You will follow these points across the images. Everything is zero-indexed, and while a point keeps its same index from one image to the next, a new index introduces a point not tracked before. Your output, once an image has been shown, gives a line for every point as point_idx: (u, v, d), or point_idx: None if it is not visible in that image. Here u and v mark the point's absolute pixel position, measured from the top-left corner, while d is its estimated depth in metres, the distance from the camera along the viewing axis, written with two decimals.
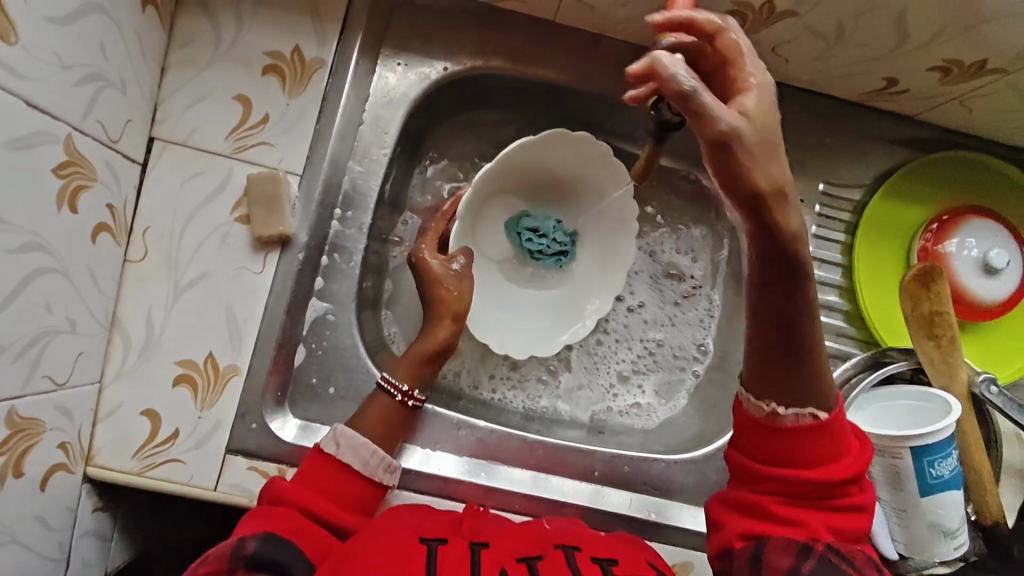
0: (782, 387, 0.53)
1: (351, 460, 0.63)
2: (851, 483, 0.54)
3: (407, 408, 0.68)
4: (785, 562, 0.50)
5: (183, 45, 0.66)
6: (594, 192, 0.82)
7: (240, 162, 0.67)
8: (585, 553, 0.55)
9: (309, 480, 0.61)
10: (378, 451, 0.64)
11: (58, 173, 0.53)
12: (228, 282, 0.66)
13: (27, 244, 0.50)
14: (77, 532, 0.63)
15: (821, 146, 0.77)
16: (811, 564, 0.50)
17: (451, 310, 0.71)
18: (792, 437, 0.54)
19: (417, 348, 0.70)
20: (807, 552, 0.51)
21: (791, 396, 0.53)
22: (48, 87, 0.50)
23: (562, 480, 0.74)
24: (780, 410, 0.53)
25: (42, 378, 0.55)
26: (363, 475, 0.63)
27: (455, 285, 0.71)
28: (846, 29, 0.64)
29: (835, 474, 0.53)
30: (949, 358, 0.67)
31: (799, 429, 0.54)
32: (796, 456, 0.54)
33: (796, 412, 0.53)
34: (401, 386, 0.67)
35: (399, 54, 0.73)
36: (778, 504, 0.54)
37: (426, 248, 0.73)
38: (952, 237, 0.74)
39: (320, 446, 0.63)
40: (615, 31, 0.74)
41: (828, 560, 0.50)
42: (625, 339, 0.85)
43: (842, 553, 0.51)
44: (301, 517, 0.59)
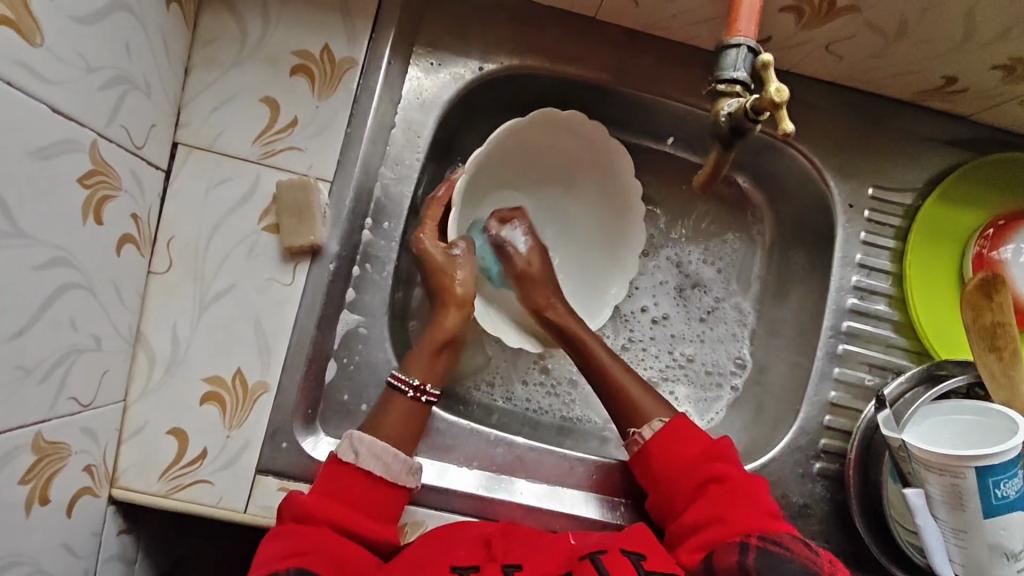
0: (630, 418, 0.67)
1: (374, 467, 0.60)
2: (720, 462, 0.62)
3: (421, 404, 0.65)
4: (729, 561, 0.54)
5: (208, 44, 0.63)
6: (599, 178, 0.78)
7: (267, 169, 0.63)
8: (613, 553, 0.53)
9: (332, 493, 0.59)
10: (400, 455, 0.61)
11: (84, 183, 0.50)
12: (257, 294, 0.63)
13: (53, 259, 0.47)
14: (101, 557, 0.60)
15: (870, 146, 0.74)
16: (752, 557, 0.53)
17: (456, 299, 0.69)
18: (658, 453, 0.64)
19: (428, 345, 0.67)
20: (745, 547, 0.55)
21: (636, 420, 0.67)
22: (73, 92, 0.47)
23: (598, 500, 0.71)
24: (638, 431, 0.66)
25: (68, 399, 0.52)
26: (386, 480, 0.60)
27: (467, 273, 0.69)
28: (909, 25, 0.61)
29: (699, 459, 0.62)
30: (1012, 372, 0.63)
31: (657, 444, 0.64)
32: (670, 463, 0.63)
33: (648, 426, 0.66)
34: (412, 381, 0.65)
35: (432, 53, 0.70)
36: (693, 512, 0.60)
37: (427, 236, 0.69)
38: (1008, 243, 0.72)
39: (338, 455, 0.60)
40: (659, 29, 0.70)
41: (763, 551, 0.54)
42: (652, 348, 0.80)
43: (773, 539, 0.55)
44: (332, 534, 0.57)
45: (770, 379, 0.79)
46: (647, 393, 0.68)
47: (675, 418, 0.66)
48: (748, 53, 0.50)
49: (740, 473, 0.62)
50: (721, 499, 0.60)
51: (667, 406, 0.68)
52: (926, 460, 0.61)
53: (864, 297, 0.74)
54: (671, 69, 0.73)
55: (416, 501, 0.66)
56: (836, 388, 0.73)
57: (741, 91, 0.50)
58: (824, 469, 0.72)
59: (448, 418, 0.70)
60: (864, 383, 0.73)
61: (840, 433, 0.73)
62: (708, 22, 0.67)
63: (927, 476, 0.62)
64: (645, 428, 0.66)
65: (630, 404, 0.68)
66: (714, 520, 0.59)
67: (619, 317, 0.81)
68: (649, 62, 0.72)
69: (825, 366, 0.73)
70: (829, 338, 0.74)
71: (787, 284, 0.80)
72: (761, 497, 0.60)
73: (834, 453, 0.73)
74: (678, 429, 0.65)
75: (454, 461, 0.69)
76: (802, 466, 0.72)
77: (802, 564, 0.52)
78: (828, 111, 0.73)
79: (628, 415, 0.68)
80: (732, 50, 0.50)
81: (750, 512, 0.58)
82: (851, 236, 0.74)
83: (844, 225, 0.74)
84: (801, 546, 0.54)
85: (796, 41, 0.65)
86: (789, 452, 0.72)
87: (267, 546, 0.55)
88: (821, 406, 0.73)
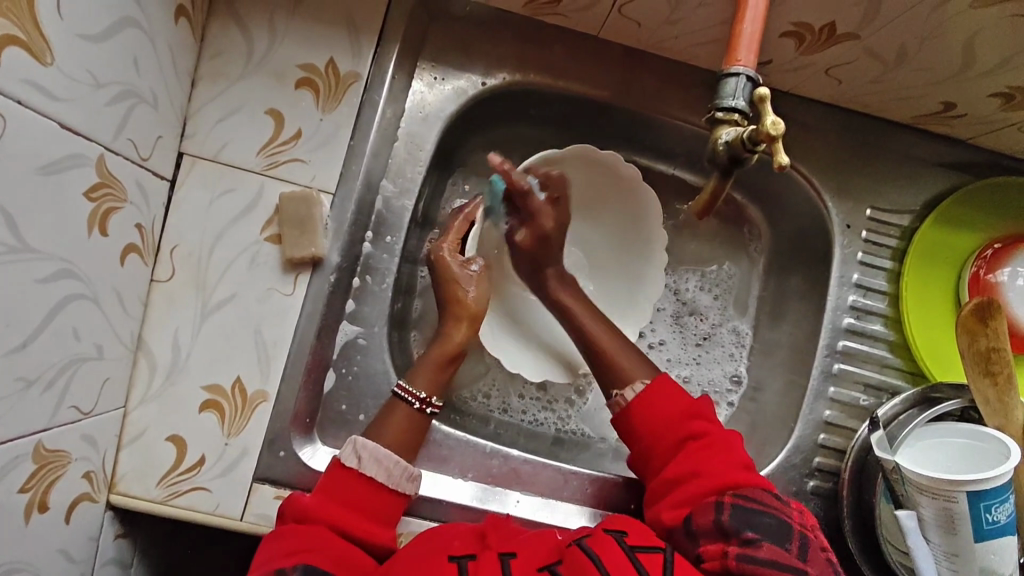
0: (614, 380, 0.67)
1: (375, 472, 0.61)
2: (700, 420, 0.62)
3: (425, 415, 0.66)
4: (707, 521, 0.55)
5: (215, 56, 0.64)
6: (621, 211, 0.79)
7: (271, 180, 0.64)
8: (596, 534, 0.53)
9: (333, 495, 0.60)
10: (401, 462, 0.62)
11: (90, 196, 0.51)
12: (258, 304, 0.64)
13: (58, 272, 0.48)
14: (99, 560, 0.60)
15: (870, 168, 0.74)
16: (728, 515, 0.54)
17: (468, 313, 0.69)
18: (639, 411, 0.63)
19: (432, 358, 0.68)
20: (721, 505, 0.55)
21: (620, 382, 0.66)
22: (82, 108, 0.48)
23: (594, 514, 0.71)
24: (621, 392, 0.65)
25: (69, 408, 0.52)
26: (390, 488, 0.61)
27: (477, 288, 0.70)
28: (909, 52, 0.62)
29: (680, 417, 0.62)
30: (1006, 397, 0.64)
31: (640, 401, 0.64)
32: (650, 422, 0.63)
33: (631, 388, 0.65)
34: (420, 394, 0.65)
35: (436, 67, 0.71)
36: (671, 468, 0.60)
37: (447, 246, 0.70)
38: (1005, 265, 0.72)
39: (341, 460, 0.61)
40: (662, 49, 0.71)
41: (738, 507, 0.54)
42: None
43: (746, 494, 0.56)
44: (332, 535, 0.57)
45: (765, 396, 0.79)
46: (627, 354, 0.68)
47: (657, 378, 0.65)
48: (746, 82, 0.50)
49: (717, 429, 0.62)
50: (698, 456, 0.59)
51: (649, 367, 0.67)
52: (919, 484, 0.61)
53: (860, 317, 0.75)
54: (673, 88, 0.73)
55: (412, 512, 0.67)
56: (831, 407, 0.74)
57: (739, 119, 0.51)
58: (817, 487, 0.73)
59: (445, 431, 0.71)
60: (858, 403, 0.74)
61: (834, 452, 0.73)
62: (711, 43, 0.67)
63: (920, 499, 0.61)
64: (628, 390, 0.65)
65: (614, 368, 0.67)
66: (691, 475, 0.59)
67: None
68: (651, 81, 0.73)
69: (821, 386, 0.74)
70: (825, 356, 0.74)
71: (784, 302, 0.81)
72: (733, 449, 0.60)
73: (828, 471, 0.73)
74: (658, 389, 0.64)
75: (449, 471, 0.70)
76: (795, 484, 0.73)
77: (777, 518, 0.53)
78: (827, 132, 0.74)
79: (612, 378, 0.67)
80: (731, 79, 0.51)
81: (726, 467, 0.58)
82: (848, 256, 0.75)
83: (842, 245, 0.75)
84: (774, 502, 0.55)
85: (796, 65, 0.66)
86: (783, 471, 0.72)
87: (269, 547, 0.55)
88: (815, 425, 0.73)
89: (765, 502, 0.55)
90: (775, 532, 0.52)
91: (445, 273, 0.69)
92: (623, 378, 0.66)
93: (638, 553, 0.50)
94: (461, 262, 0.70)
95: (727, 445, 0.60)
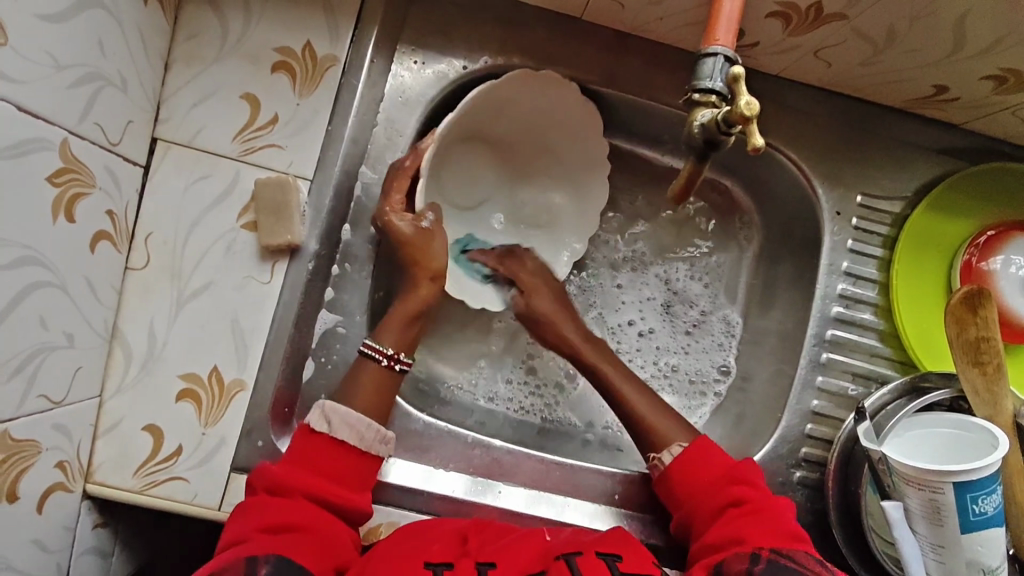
0: (650, 443, 0.67)
1: (346, 435, 0.59)
2: (741, 483, 0.61)
3: (394, 373, 0.64)
4: (739, 569, 0.54)
5: (188, 39, 0.63)
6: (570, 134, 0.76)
7: (247, 166, 0.63)
8: (589, 555, 0.52)
9: (303, 462, 0.58)
10: (372, 424, 0.60)
11: (53, 181, 0.50)
12: (234, 292, 0.63)
13: (20, 258, 0.47)
14: (76, 550, 0.60)
15: (860, 154, 0.73)
16: (760, 568, 0.53)
17: (430, 269, 0.67)
18: (681, 476, 0.63)
19: (397, 313, 0.66)
20: (756, 557, 0.54)
21: (657, 445, 0.66)
22: (41, 90, 0.47)
23: (576, 503, 0.70)
24: (658, 456, 0.65)
25: (38, 397, 0.52)
26: (360, 450, 0.60)
27: (429, 244, 0.67)
28: (899, 33, 0.60)
29: (722, 480, 0.61)
30: (994, 387, 0.63)
31: (679, 465, 0.64)
32: (692, 487, 0.62)
33: (667, 452, 0.65)
34: (387, 350, 0.64)
35: (417, 52, 0.69)
36: (710, 533, 0.59)
37: (394, 207, 0.66)
38: (998, 253, 0.71)
39: (309, 425, 0.60)
40: (647, 31, 0.69)
41: (775, 562, 0.53)
42: (637, 360, 0.80)
43: (788, 553, 0.54)
44: (308, 505, 0.57)
45: (753, 387, 0.78)
46: (658, 410, 0.68)
47: (699, 441, 0.65)
48: (724, 62, 0.49)
49: (761, 493, 0.60)
50: (736, 518, 0.58)
51: (687, 429, 0.67)
52: (905, 475, 0.60)
53: (849, 306, 0.73)
54: (659, 72, 0.72)
55: (393, 503, 0.66)
56: (819, 397, 0.72)
57: (717, 101, 0.49)
58: (804, 478, 0.72)
59: (426, 421, 0.71)
60: (847, 393, 0.72)
61: (822, 443, 0.72)
62: (696, 25, 0.66)
63: (906, 489, 0.61)
64: (664, 452, 0.65)
65: (650, 429, 0.67)
66: (730, 538, 0.57)
67: (605, 328, 0.80)
68: (637, 65, 0.72)
69: (809, 375, 0.73)
70: (813, 345, 0.73)
71: (776, 291, 0.79)
72: (780, 514, 0.58)
73: (815, 462, 0.72)
74: (697, 453, 0.64)
75: (431, 462, 0.69)
76: (782, 475, 0.72)
77: None
78: (817, 116, 0.72)
79: (649, 440, 0.67)
80: (709, 59, 0.49)
81: (767, 529, 0.56)
82: (838, 244, 0.73)
83: (832, 232, 0.73)
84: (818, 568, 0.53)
85: (783, 46, 0.64)
86: (769, 461, 0.71)
87: (240, 526, 0.55)
88: (803, 415, 0.72)
89: (807, 564, 0.53)
90: None
91: (398, 235, 0.66)
92: (659, 436, 0.66)
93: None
94: (412, 219, 0.66)
95: (773, 511, 0.58)
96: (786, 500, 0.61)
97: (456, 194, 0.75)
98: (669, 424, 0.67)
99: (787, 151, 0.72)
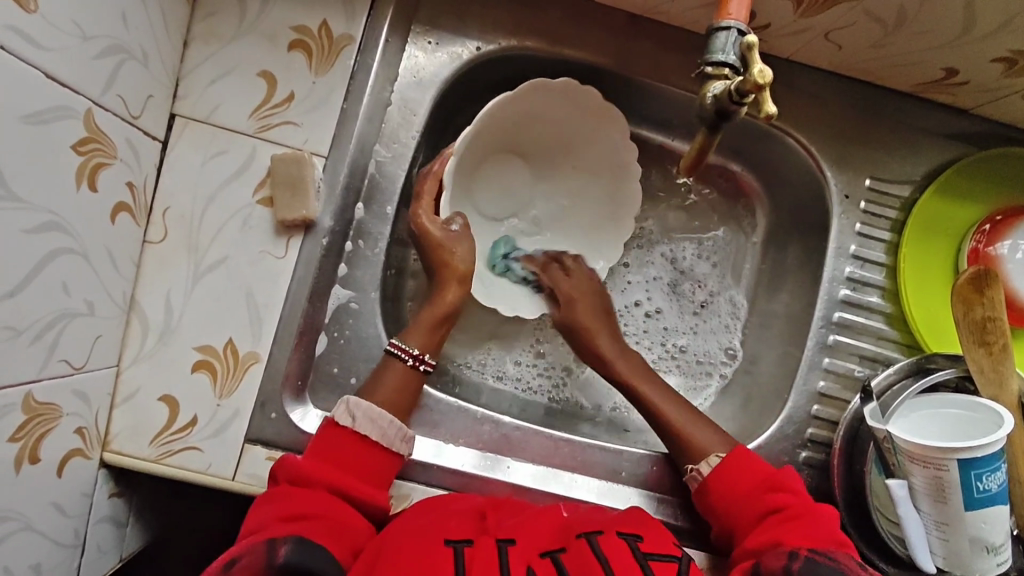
0: (688, 456, 0.67)
1: (371, 431, 0.61)
2: (782, 492, 0.62)
3: (419, 372, 0.66)
4: (774, 565, 0.55)
5: (207, 17, 0.64)
6: (598, 137, 0.77)
7: (264, 142, 0.64)
8: (610, 535, 0.53)
9: (327, 456, 0.60)
10: (395, 422, 0.62)
11: (78, 149, 0.51)
12: (250, 266, 0.64)
13: (46, 224, 0.48)
14: (93, 517, 0.61)
15: (869, 138, 0.73)
16: (798, 564, 0.54)
17: (458, 273, 0.69)
18: (717, 483, 0.64)
19: (426, 317, 0.68)
20: (792, 554, 0.55)
21: (695, 458, 0.66)
22: (67, 59, 0.48)
23: (585, 480, 0.71)
24: (695, 467, 0.66)
25: (60, 362, 0.53)
26: (381, 445, 0.61)
27: (464, 246, 0.69)
28: (909, 15, 0.60)
29: (762, 487, 0.62)
30: (1001, 367, 0.64)
31: (714, 473, 0.64)
32: (728, 496, 0.63)
33: (706, 462, 0.65)
34: (412, 350, 0.65)
35: (430, 32, 0.70)
36: (751, 539, 0.60)
37: (426, 210, 0.68)
38: (1006, 237, 0.71)
39: (335, 419, 0.61)
40: (658, 14, 0.70)
41: (811, 559, 0.54)
42: (644, 340, 0.80)
43: (825, 553, 0.55)
44: (326, 496, 0.58)
45: (760, 369, 0.79)
46: (693, 420, 0.68)
47: (736, 448, 0.66)
48: (738, 36, 0.49)
49: (802, 500, 0.61)
50: (779, 525, 0.60)
51: (722, 437, 0.67)
52: (910, 452, 0.60)
53: (857, 289, 0.74)
54: (671, 56, 0.73)
55: (404, 476, 0.67)
56: (825, 378, 0.73)
57: (729, 74, 0.50)
58: (810, 458, 0.72)
59: (435, 396, 0.71)
60: (853, 374, 0.73)
61: (828, 423, 0.73)
62: (708, 6, 0.67)
63: (912, 467, 0.61)
64: (702, 463, 0.65)
65: (687, 440, 0.67)
66: (770, 543, 0.59)
67: (613, 312, 0.81)
68: (649, 48, 0.72)
69: (815, 356, 0.73)
70: (820, 327, 0.74)
71: (785, 275, 0.80)
72: (822, 524, 0.59)
73: (820, 443, 0.72)
74: (736, 460, 0.64)
75: (442, 438, 0.70)
76: (787, 455, 0.72)
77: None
78: (828, 99, 0.73)
79: (685, 451, 0.67)
80: (721, 33, 0.50)
81: (806, 533, 0.58)
82: (845, 226, 0.74)
83: (839, 215, 0.74)
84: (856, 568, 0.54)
85: (794, 28, 0.65)
86: (775, 441, 0.72)
87: (260, 511, 0.56)
88: (809, 395, 0.73)
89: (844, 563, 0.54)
90: None
91: (428, 237, 0.68)
92: (697, 450, 0.67)
93: (649, 561, 0.51)
94: (442, 222, 0.69)
95: (815, 519, 0.59)
96: (829, 508, 0.62)
97: (490, 206, 0.78)
98: (709, 439, 0.67)
99: (800, 139, 0.73)
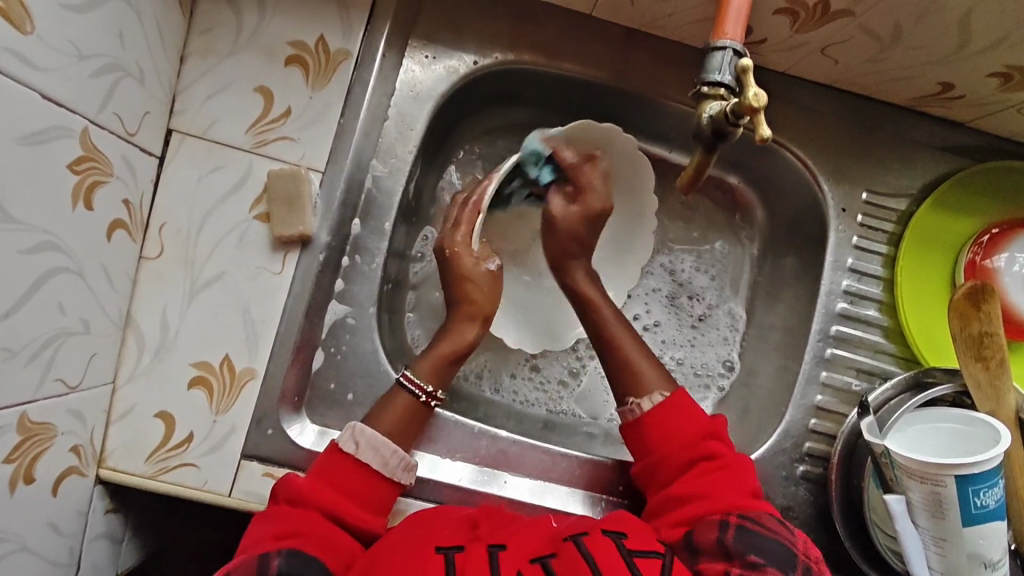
0: (630, 388, 0.67)
1: (371, 459, 0.61)
2: (714, 440, 0.62)
3: (427, 407, 0.66)
4: (709, 538, 0.54)
5: (204, 32, 0.64)
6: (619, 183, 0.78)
7: (260, 158, 0.64)
8: (594, 534, 0.53)
9: (324, 479, 0.59)
10: (398, 451, 0.62)
11: (74, 169, 0.51)
12: (247, 282, 0.64)
13: (42, 244, 0.48)
14: (88, 535, 0.61)
15: (866, 152, 0.73)
16: (732, 534, 0.53)
17: (480, 310, 0.69)
18: (651, 424, 0.64)
19: (438, 349, 0.68)
20: (724, 524, 0.55)
21: (638, 391, 0.66)
22: (63, 80, 0.48)
23: (581, 496, 0.71)
24: (637, 401, 0.65)
25: (55, 381, 0.53)
26: (380, 473, 0.61)
27: (488, 288, 0.70)
28: (905, 31, 0.61)
29: (694, 434, 0.63)
30: (997, 381, 0.64)
31: (655, 414, 0.64)
32: (662, 439, 0.63)
33: (648, 399, 0.65)
34: (427, 387, 0.65)
35: (427, 46, 0.70)
36: (679, 484, 0.61)
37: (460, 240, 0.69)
38: (1003, 250, 0.71)
39: (338, 444, 0.61)
40: (654, 28, 0.70)
41: (742, 528, 0.54)
42: None
43: (752, 516, 0.56)
44: (321, 518, 0.57)
45: (757, 382, 0.79)
46: (642, 355, 0.68)
47: (675, 393, 0.65)
48: (733, 56, 0.50)
49: (732, 453, 0.62)
50: (708, 474, 0.60)
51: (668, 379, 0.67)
52: (908, 468, 0.60)
53: (854, 302, 0.74)
54: (667, 70, 0.73)
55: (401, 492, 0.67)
56: (822, 392, 0.73)
57: (725, 94, 0.50)
58: (807, 472, 0.72)
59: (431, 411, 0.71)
60: (850, 387, 0.73)
61: (825, 437, 0.73)
62: (705, 21, 0.67)
63: (909, 483, 0.61)
64: (645, 399, 0.65)
65: (633, 375, 0.67)
66: (697, 493, 0.59)
67: None
68: (645, 62, 0.72)
69: (812, 370, 0.73)
70: (816, 341, 0.74)
71: (782, 287, 0.80)
72: (744, 477, 0.60)
73: (818, 456, 0.72)
74: (678, 402, 0.65)
75: (439, 452, 0.70)
76: (785, 469, 0.72)
77: (782, 542, 0.54)
78: (825, 113, 0.73)
79: (629, 386, 0.67)
80: (716, 53, 0.50)
81: (733, 489, 0.59)
82: (842, 240, 0.74)
83: (835, 229, 0.74)
84: (781, 528, 0.55)
85: (791, 43, 0.65)
86: (773, 455, 0.72)
87: (253, 530, 0.56)
88: (806, 410, 0.73)
89: (769, 525, 0.55)
90: (779, 557, 0.52)
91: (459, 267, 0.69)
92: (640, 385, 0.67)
93: (635, 558, 0.50)
94: (477, 258, 0.70)
95: (737, 472, 0.60)
96: (748, 460, 0.63)
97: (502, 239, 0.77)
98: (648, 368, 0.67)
99: (798, 153, 0.73)
